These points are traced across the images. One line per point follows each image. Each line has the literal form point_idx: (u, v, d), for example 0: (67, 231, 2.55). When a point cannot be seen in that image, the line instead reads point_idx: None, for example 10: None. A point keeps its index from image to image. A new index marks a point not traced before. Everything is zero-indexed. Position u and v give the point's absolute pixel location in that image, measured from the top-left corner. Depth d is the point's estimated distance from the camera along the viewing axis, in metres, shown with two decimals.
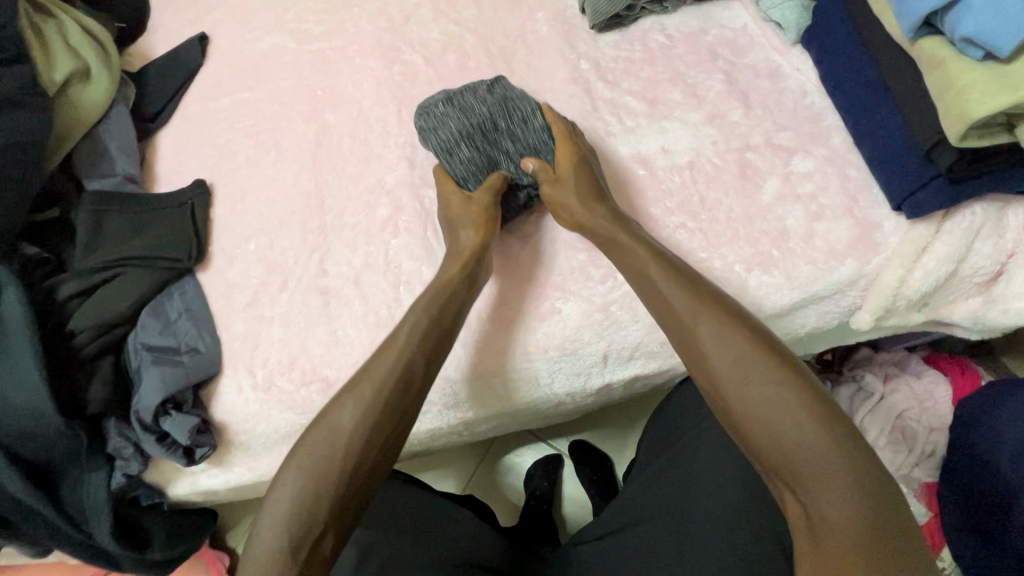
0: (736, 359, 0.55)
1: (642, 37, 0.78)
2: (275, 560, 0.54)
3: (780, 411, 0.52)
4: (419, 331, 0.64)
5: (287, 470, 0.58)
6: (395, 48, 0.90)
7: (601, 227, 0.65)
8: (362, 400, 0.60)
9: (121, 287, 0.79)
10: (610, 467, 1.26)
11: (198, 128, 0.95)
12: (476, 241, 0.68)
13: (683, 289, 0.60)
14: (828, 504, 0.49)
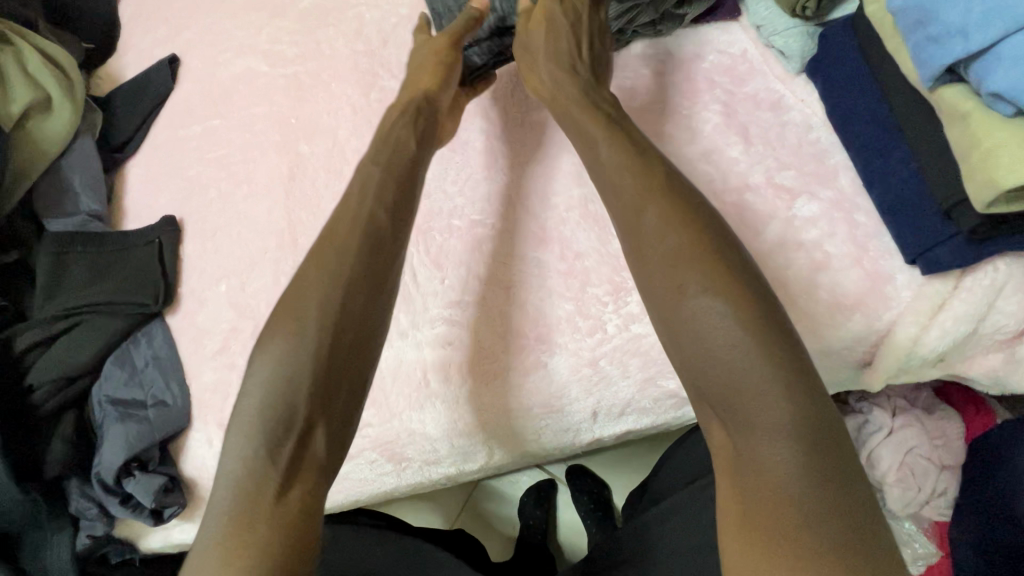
0: (672, 257, 0.51)
1: (633, 63, 0.73)
2: (256, 456, 0.51)
3: (711, 316, 0.48)
4: (389, 206, 0.61)
5: (259, 358, 0.54)
6: (372, 73, 0.84)
7: (566, 92, 0.64)
8: (334, 274, 0.57)
9: (84, 336, 0.75)
10: (608, 495, 1.21)
11: (167, 157, 0.90)
12: (431, 87, 0.70)
13: (629, 175, 0.56)
14: (756, 414, 0.46)
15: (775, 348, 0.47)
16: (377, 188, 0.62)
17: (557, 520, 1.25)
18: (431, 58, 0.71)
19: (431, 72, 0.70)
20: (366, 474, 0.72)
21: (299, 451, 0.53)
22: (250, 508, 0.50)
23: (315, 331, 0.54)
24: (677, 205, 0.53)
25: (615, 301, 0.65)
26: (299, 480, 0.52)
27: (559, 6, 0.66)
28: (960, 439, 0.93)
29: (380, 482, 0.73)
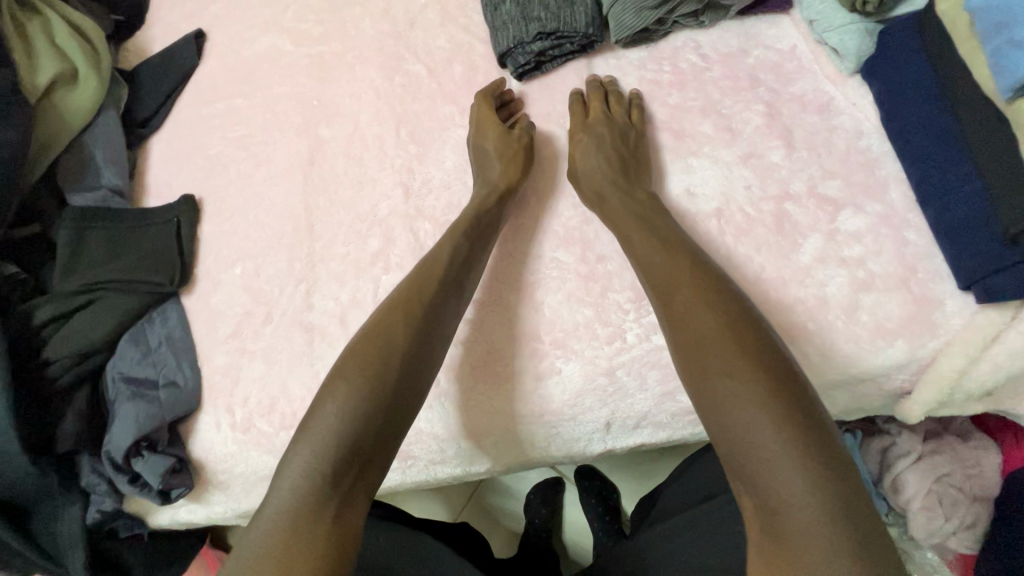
0: (698, 337, 0.51)
1: (672, 56, 0.69)
2: (317, 478, 0.52)
3: (738, 402, 0.47)
4: (464, 252, 0.63)
5: (333, 387, 0.56)
6: (397, 56, 0.81)
7: (612, 205, 0.61)
8: (414, 316, 0.59)
9: (99, 313, 0.75)
10: (616, 499, 1.20)
11: (190, 137, 0.89)
12: (512, 177, 0.67)
13: (659, 251, 0.56)
14: (783, 494, 0.45)
15: (801, 427, 0.46)
16: (451, 237, 0.64)
17: (563, 519, 1.24)
18: (503, 149, 0.68)
19: (506, 164, 0.67)
20: None
21: (357, 481, 0.54)
22: (301, 532, 0.50)
23: (388, 372, 0.56)
24: (705, 281, 0.54)
25: (637, 310, 0.62)
26: (355, 509, 0.53)
27: (614, 117, 0.65)
28: (997, 470, 0.87)
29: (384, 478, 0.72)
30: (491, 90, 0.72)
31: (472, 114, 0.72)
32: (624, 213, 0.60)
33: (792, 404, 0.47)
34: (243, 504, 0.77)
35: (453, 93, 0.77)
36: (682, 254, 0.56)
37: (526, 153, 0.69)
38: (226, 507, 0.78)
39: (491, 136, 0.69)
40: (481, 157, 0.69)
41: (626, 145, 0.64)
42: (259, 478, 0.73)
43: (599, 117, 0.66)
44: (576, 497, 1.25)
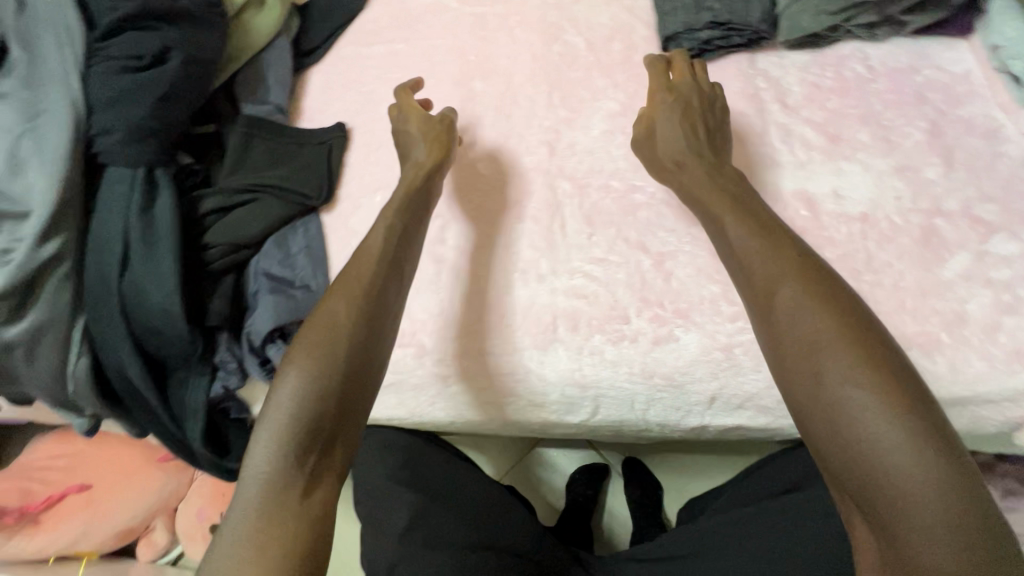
0: (806, 338, 0.50)
1: (837, 63, 0.71)
2: (280, 464, 0.52)
3: (853, 412, 0.46)
4: (398, 234, 0.67)
5: (285, 373, 0.55)
6: (558, 27, 0.86)
7: (693, 176, 0.64)
8: (357, 299, 0.60)
9: (255, 212, 0.82)
10: (660, 494, 1.22)
11: (348, 72, 0.97)
12: (436, 156, 0.75)
13: (772, 252, 0.55)
14: (915, 521, 0.42)
15: (937, 452, 0.43)
16: (383, 228, 0.67)
17: (603, 506, 1.27)
18: (429, 133, 0.77)
19: (430, 145, 0.76)
20: (471, 398, 0.75)
21: (323, 466, 0.53)
22: (274, 518, 0.49)
23: (337, 352, 0.56)
24: (817, 284, 0.52)
25: None
26: (323, 491, 0.52)
27: (700, 87, 0.70)
28: None
29: (481, 411, 0.77)
30: (405, 86, 0.83)
31: (394, 108, 0.82)
32: (715, 206, 0.61)
33: (925, 427, 0.44)
34: None
35: (609, 67, 0.81)
36: (792, 252, 0.54)
37: (449, 132, 0.78)
38: None
39: (413, 121, 0.79)
40: (406, 147, 0.78)
41: (706, 113, 0.68)
42: None
43: (681, 83, 0.70)
44: (619, 485, 1.28)
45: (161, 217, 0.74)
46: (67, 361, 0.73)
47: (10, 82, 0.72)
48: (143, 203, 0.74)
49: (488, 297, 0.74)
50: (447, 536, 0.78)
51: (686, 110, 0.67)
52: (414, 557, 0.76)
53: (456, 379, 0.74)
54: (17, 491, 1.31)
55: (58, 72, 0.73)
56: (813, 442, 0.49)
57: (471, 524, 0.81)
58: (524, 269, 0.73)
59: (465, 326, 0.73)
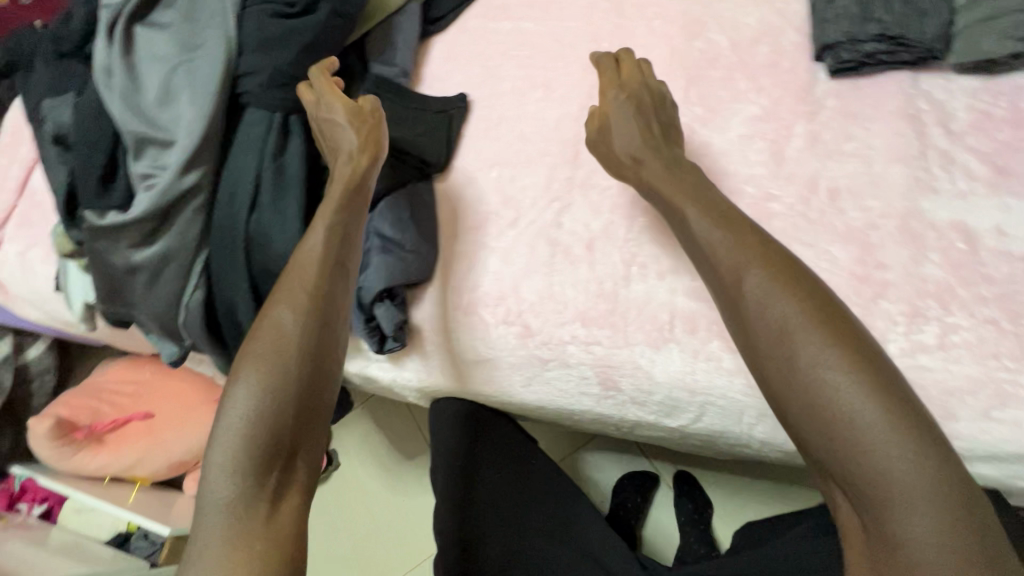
0: (781, 325, 0.50)
1: (1012, 93, 0.68)
2: (243, 485, 0.52)
3: (834, 402, 0.47)
4: (341, 234, 0.65)
5: (235, 390, 0.55)
6: (700, 23, 0.84)
7: (652, 169, 0.65)
8: (300, 308, 0.59)
9: (375, 171, 0.83)
10: (712, 510, 1.20)
11: (472, 44, 0.96)
12: (367, 147, 0.70)
13: (749, 243, 0.55)
14: (896, 489, 0.44)
15: (906, 421, 0.45)
16: (322, 231, 0.64)
17: (648, 517, 1.24)
18: (355, 117, 0.72)
19: (362, 134, 0.71)
20: (568, 386, 0.75)
21: (284, 482, 0.54)
22: (244, 536, 0.51)
23: (286, 366, 0.56)
24: (783, 268, 0.52)
25: (908, 325, 0.61)
26: (287, 505, 0.53)
27: (648, 84, 0.71)
28: None
29: (575, 401, 0.76)
30: (322, 65, 0.75)
31: (316, 94, 0.74)
32: (692, 225, 0.59)
33: (897, 401, 0.46)
34: (431, 378, 0.84)
35: (754, 69, 0.78)
36: (768, 247, 0.54)
37: (377, 117, 0.73)
38: (415, 377, 0.84)
39: (335, 104, 0.72)
40: (335, 142, 0.72)
41: (656, 107, 0.71)
42: (461, 359, 0.80)
43: (631, 81, 0.72)
44: (668, 497, 1.25)
45: (290, 163, 0.76)
46: (183, 291, 0.76)
47: (171, 17, 0.77)
48: (277, 147, 0.76)
49: (602, 287, 0.73)
50: (520, 518, 0.83)
51: (640, 107, 0.69)
52: (483, 531, 0.82)
53: (557, 363, 0.74)
54: (87, 409, 1.35)
55: (216, 11, 0.76)
56: (789, 421, 0.50)
57: (541, 509, 0.84)
58: (643, 263, 0.72)
59: (576, 312, 0.73)
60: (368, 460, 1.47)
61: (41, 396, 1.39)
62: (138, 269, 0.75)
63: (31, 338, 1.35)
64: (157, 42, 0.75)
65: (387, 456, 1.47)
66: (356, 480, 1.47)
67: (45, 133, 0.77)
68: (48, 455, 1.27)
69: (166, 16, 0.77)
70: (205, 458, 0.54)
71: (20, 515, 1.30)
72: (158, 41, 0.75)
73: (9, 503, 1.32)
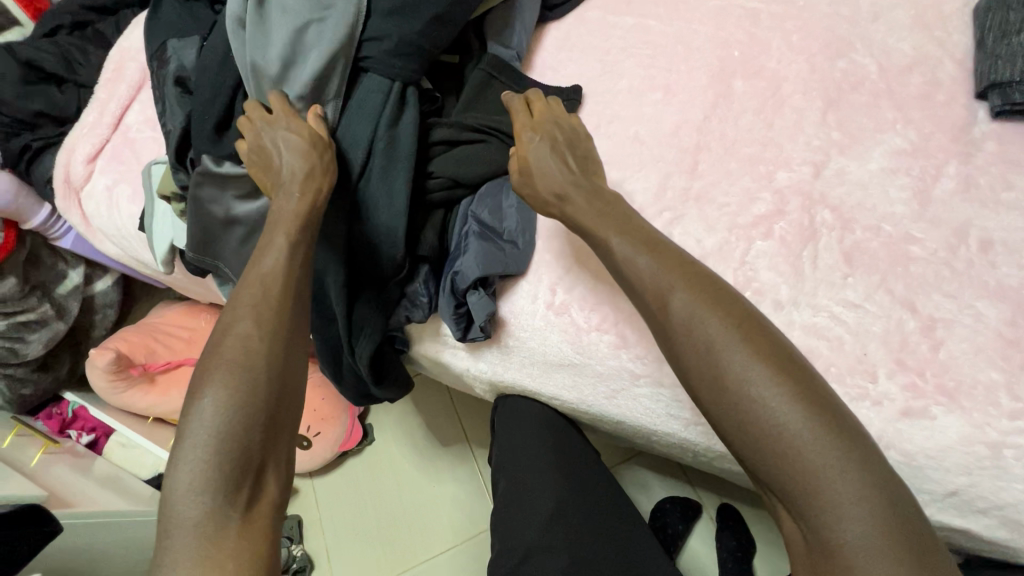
0: (708, 341, 0.51)
1: None
2: (215, 499, 0.50)
3: (761, 417, 0.48)
4: (305, 247, 0.64)
5: (199, 407, 0.52)
6: (846, 42, 0.78)
7: (580, 210, 0.64)
8: (263, 313, 0.58)
9: (481, 155, 0.79)
10: (754, 548, 1.15)
11: (590, 35, 0.92)
12: (317, 172, 0.67)
13: (674, 266, 0.56)
14: (832, 497, 0.45)
15: (828, 423, 0.47)
16: (280, 249, 0.62)
17: (687, 546, 1.19)
18: (302, 145, 0.67)
19: (309, 160, 0.67)
20: (655, 407, 0.71)
21: (257, 494, 0.53)
22: (215, 548, 0.48)
23: (255, 375, 0.54)
24: (704, 288, 0.53)
25: None
26: (261, 510, 0.52)
27: (556, 125, 0.71)
28: None
29: (660, 422, 0.72)
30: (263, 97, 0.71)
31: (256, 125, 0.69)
32: (631, 254, 0.58)
33: (818, 406, 0.48)
34: (507, 374, 0.81)
35: (904, 100, 0.72)
36: (691, 267, 0.56)
37: (325, 146, 0.70)
38: (489, 370, 0.82)
39: (279, 131, 0.68)
40: (274, 170, 0.67)
41: (573, 144, 0.70)
42: (544, 361, 0.77)
43: (544, 120, 0.71)
44: (709, 529, 1.20)
45: (402, 136, 0.74)
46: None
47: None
48: (392, 117, 0.74)
49: None
50: (586, 539, 0.77)
51: (557, 146, 0.68)
52: (548, 551, 0.76)
53: (649, 381, 0.70)
54: (143, 347, 1.35)
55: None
56: (728, 437, 0.51)
57: (608, 529, 0.80)
58: (760, 289, 0.67)
59: None
60: (405, 442, 1.47)
61: (102, 328, 1.42)
62: (238, 221, 0.74)
63: (101, 271, 1.38)
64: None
65: (424, 441, 1.45)
66: (390, 460, 1.46)
67: (168, 73, 0.77)
68: (104, 387, 1.29)
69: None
70: (167, 482, 0.51)
71: (69, 441, 1.32)
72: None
73: (60, 427, 1.35)
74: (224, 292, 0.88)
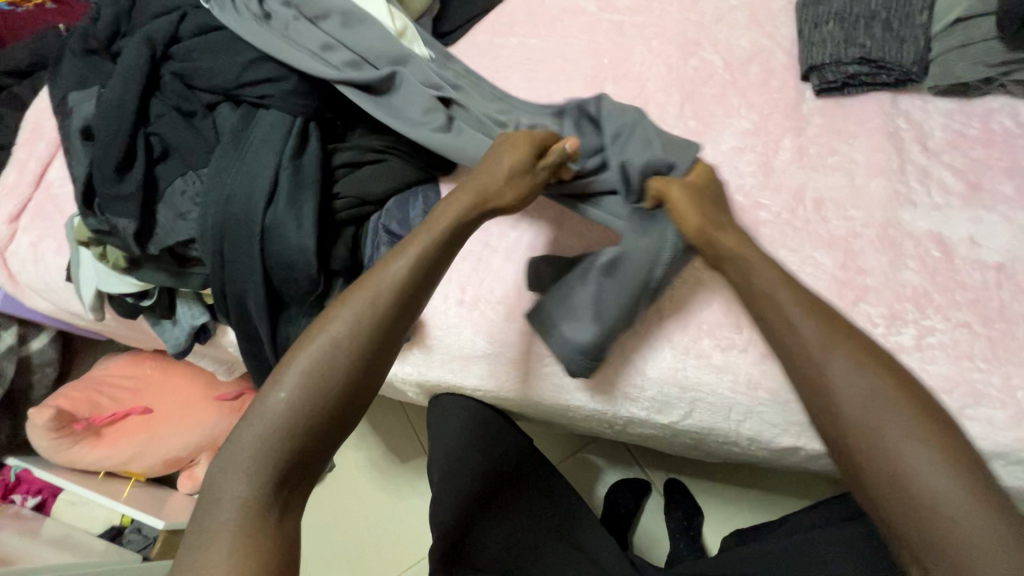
0: (872, 392, 0.50)
1: (984, 114, 0.74)
2: (256, 495, 0.54)
3: (926, 476, 0.46)
4: (424, 267, 0.64)
5: (269, 403, 0.56)
6: (696, 43, 0.89)
7: (752, 263, 0.61)
8: (359, 327, 0.60)
9: (384, 172, 0.84)
10: (701, 519, 1.19)
11: (480, 56, 0.99)
12: (498, 200, 0.70)
13: (830, 326, 0.55)
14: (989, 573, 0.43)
15: (985, 492, 0.45)
16: (409, 254, 0.64)
17: (640, 523, 1.24)
18: (509, 177, 0.70)
19: (503, 188, 0.70)
20: (564, 381, 0.77)
21: (288, 500, 0.56)
22: (245, 547, 0.51)
23: (330, 385, 0.57)
24: (861, 352, 0.53)
25: (888, 327, 0.65)
26: (292, 517, 0.55)
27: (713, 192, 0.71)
28: None
29: (569, 397, 0.78)
30: (557, 134, 0.76)
31: (518, 132, 0.74)
32: (786, 308, 0.57)
33: (972, 471, 0.46)
34: (432, 373, 0.86)
35: (746, 87, 0.83)
36: (845, 328, 0.55)
37: (525, 193, 0.71)
38: (415, 371, 0.87)
39: (500, 156, 0.71)
40: (484, 166, 0.72)
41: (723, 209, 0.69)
42: (463, 355, 0.82)
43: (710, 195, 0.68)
44: (659, 504, 1.25)
45: (307, 162, 0.79)
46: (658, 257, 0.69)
47: (401, 52, 0.83)
48: (295, 146, 0.79)
49: None
50: (515, 514, 0.85)
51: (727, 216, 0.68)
52: (482, 527, 0.83)
53: (554, 358, 0.77)
54: (86, 401, 1.34)
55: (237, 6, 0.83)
56: (865, 495, 0.49)
57: (537, 503, 0.88)
58: None
59: None
60: (366, 465, 1.47)
61: (41, 388, 1.41)
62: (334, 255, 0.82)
63: (36, 330, 1.37)
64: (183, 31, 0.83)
65: (382, 459, 1.47)
66: (351, 481, 1.47)
67: (73, 124, 0.81)
68: (44, 446, 1.28)
69: (338, 56, 0.81)
70: (217, 464, 0.56)
71: (15, 505, 1.32)
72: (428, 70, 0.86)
73: (4, 492, 1.34)
74: (179, 312, 0.95)
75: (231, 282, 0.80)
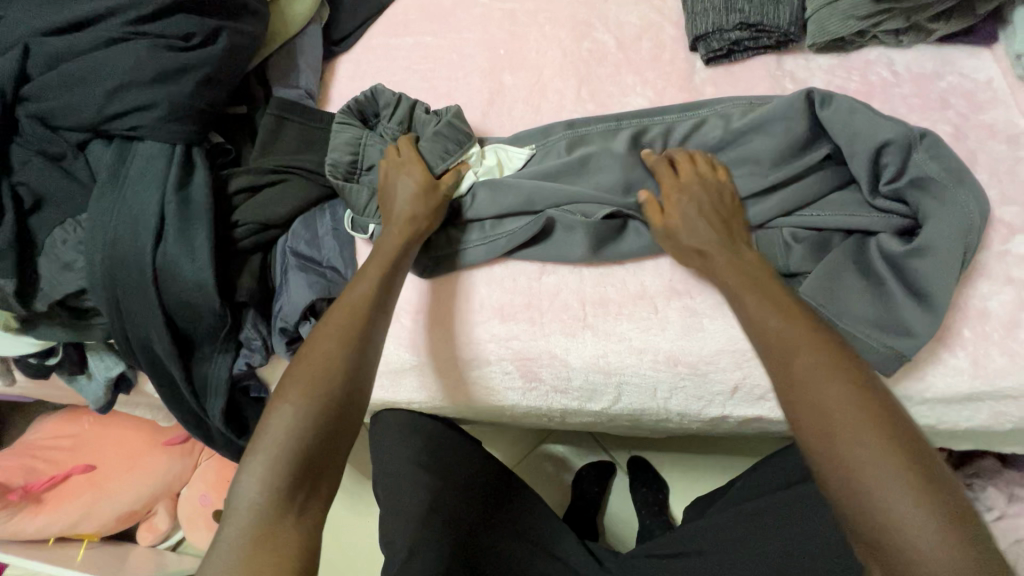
0: (783, 315, 0.56)
1: (863, 67, 0.75)
2: (273, 497, 0.52)
3: (824, 395, 0.50)
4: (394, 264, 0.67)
5: (279, 412, 0.56)
6: (588, 24, 0.87)
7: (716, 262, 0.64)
8: (349, 327, 0.61)
9: (283, 193, 0.81)
10: (667, 493, 1.20)
11: (376, 60, 0.96)
12: (432, 200, 0.73)
13: (747, 266, 0.62)
14: (879, 490, 0.46)
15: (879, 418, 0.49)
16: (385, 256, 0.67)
17: (607, 506, 1.25)
18: (423, 185, 0.73)
19: (421, 196, 0.73)
20: (495, 382, 0.76)
21: (309, 501, 0.54)
22: (262, 550, 0.50)
23: (336, 383, 0.58)
24: (772, 296, 0.58)
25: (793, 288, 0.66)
26: (313, 514, 0.53)
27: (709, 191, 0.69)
28: None
29: (499, 397, 0.77)
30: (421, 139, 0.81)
31: (395, 151, 0.78)
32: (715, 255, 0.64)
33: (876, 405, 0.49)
34: None
35: (640, 64, 0.83)
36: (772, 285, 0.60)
37: (438, 196, 0.74)
38: None
39: (399, 175, 0.75)
40: (388, 193, 0.75)
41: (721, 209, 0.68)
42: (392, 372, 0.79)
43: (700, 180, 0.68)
44: (625, 485, 1.26)
45: (195, 194, 0.76)
46: (968, 246, 0.62)
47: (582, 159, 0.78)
48: (179, 178, 0.75)
49: (517, 283, 0.76)
50: (467, 522, 0.83)
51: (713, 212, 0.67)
52: (430, 542, 0.79)
53: (481, 361, 0.75)
54: (20, 470, 1.28)
55: (91, 34, 0.76)
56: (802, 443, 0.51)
57: (489, 507, 0.86)
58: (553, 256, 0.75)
59: (497, 309, 0.75)
60: None
61: None
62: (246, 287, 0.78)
63: None
64: (35, 67, 0.76)
65: None
66: None
67: None
68: None
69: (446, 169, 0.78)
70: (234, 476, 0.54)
71: None
72: (507, 162, 0.81)
73: None
74: (92, 366, 0.89)
75: (133, 327, 0.76)
